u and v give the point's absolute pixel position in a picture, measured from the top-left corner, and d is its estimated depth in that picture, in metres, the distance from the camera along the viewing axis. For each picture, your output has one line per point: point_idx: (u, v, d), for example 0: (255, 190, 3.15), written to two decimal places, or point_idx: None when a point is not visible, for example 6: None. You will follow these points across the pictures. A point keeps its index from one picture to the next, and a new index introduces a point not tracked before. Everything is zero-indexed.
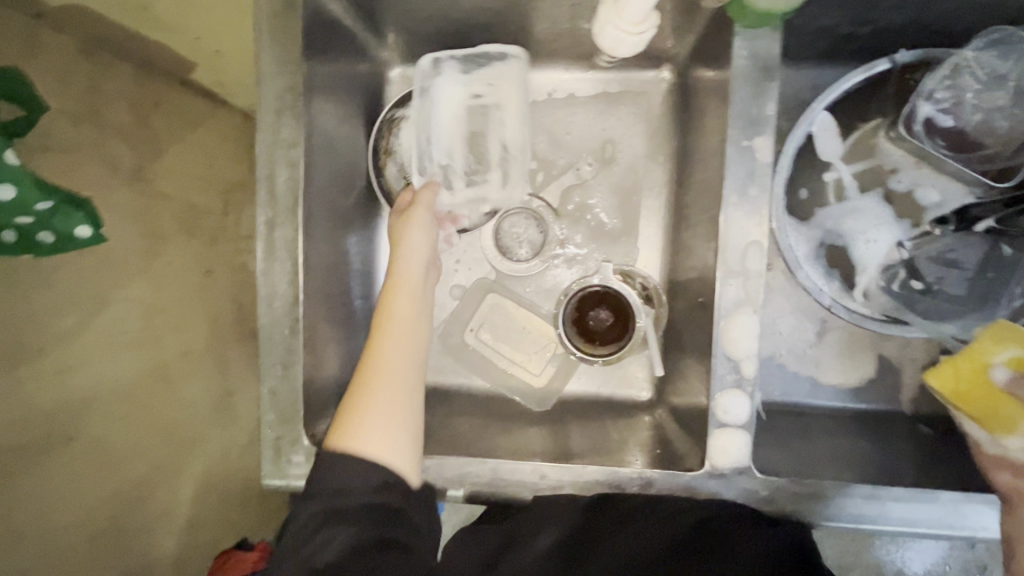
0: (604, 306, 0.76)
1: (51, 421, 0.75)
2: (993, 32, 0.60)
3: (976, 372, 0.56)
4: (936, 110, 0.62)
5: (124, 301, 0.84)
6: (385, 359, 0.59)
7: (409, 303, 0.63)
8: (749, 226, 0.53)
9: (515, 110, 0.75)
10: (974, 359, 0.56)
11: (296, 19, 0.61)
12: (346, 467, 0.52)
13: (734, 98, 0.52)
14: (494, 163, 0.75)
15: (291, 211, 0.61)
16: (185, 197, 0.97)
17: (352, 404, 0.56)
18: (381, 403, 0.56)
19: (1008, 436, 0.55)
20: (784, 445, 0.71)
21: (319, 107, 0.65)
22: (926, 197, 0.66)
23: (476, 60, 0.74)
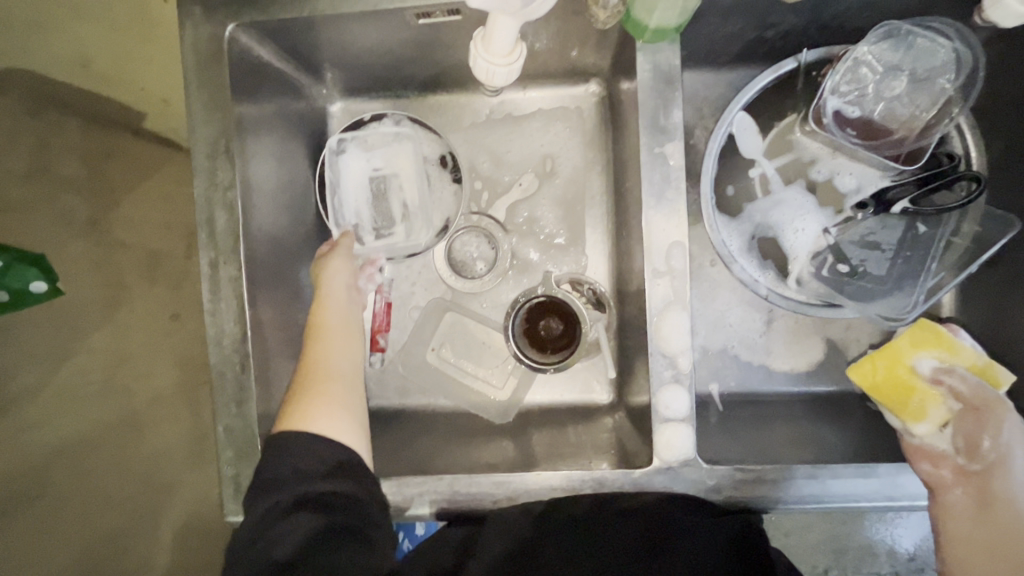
0: (553, 315, 0.79)
1: (14, 481, 0.75)
2: (882, 26, 0.62)
3: (891, 365, 0.62)
4: (843, 103, 0.66)
5: (87, 353, 0.85)
6: (323, 360, 0.63)
7: (338, 312, 0.67)
8: (669, 227, 0.56)
9: (412, 175, 0.79)
10: (889, 354, 0.62)
11: (224, 65, 0.63)
12: (292, 451, 0.54)
13: (641, 109, 0.55)
14: (400, 219, 0.79)
15: (234, 250, 0.63)
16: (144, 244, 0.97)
17: (299, 399, 0.59)
18: (324, 395, 0.59)
19: (919, 423, 0.60)
20: (739, 434, 0.73)
21: (257, 148, 0.67)
22: (844, 184, 0.70)
23: (373, 139, 0.78)
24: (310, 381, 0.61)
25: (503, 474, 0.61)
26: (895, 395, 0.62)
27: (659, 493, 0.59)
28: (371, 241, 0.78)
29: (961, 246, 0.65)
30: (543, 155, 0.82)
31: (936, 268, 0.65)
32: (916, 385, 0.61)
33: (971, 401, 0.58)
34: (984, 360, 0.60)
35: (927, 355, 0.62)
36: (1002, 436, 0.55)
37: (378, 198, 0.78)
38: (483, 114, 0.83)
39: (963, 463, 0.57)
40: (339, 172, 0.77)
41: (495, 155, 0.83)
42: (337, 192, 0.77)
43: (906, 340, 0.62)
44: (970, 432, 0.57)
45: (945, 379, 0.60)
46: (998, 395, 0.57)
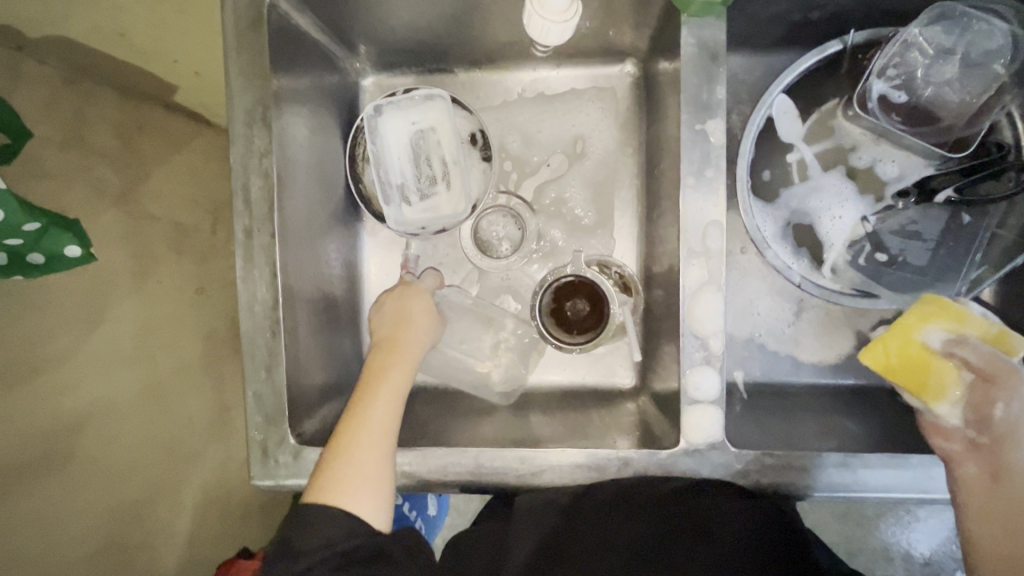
0: (580, 297, 0.78)
1: (50, 437, 0.80)
2: (937, 8, 0.60)
3: (903, 344, 0.59)
4: (889, 87, 0.65)
5: (117, 321, 0.89)
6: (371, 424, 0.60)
7: (403, 378, 0.64)
8: (708, 206, 0.55)
9: (450, 132, 0.80)
10: (900, 333, 0.59)
11: (262, 31, 0.63)
12: (322, 525, 0.54)
13: (685, 84, 0.54)
14: (441, 176, 0.80)
15: (267, 218, 0.63)
16: (173, 219, 0.97)
17: (337, 465, 0.57)
18: (362, 464, 0.57)
19: (940, 403, 0.58)
20: (764, 423, 0.72)
21: (292, 117, 0.67)
22: (886, 171, 0.68)
23: (410, 100, 0.79)
24: (357, 441, 0.58)
25: (527, 450, 0.61)
26: (912, 374, 0.59)
27: (686, 474, 0.59)
28: (416, 198, 0.80)
29: (1009, 240, 0.63)
30: (574, 135, 0.81)
31: (980, 260, 0.64)
32: (931, 361, 0.58)
33: (983, 370, 0.55)
34: (997, 328, 0.57)
35: (937, 327, 0.58)
36: (1010, 408, 0.54)
37: (420, 156, 0.80)
38: (515, 92, 0.82)
39: (972, 436, 0.55)
40: (382, 133, 0.79)
41: (525, 134, 0.82)
42: (382, 153, 0.79)
43: (915, 315, 0.59)
44: (980, 403, 0.55)
45: (957, 350, 0.57)
46: (1009, 363, 0.55)
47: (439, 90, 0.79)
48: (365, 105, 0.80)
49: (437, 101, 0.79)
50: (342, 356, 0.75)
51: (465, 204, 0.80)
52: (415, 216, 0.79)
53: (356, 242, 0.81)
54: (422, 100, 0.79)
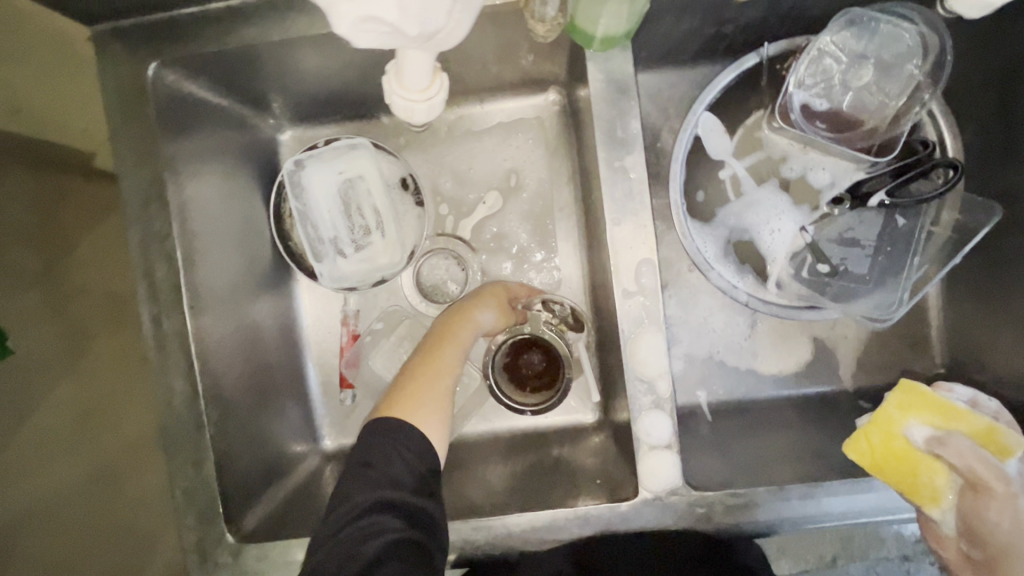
0: (535, 350, 0.74)
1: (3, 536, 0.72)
2: (847, 14, 0.59)
3: (888, 438, 0.55)
4: (810, 96, 0.64)
5: (52, 409, 0.79)
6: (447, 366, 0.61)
7: (472, 337, 0.65)
8: (636, 245, 0.53)
9: (379, 180, 0.77)
10: (881, 424, 0.56)
11: (148, 106, 0.59)
12: (395, 433, 0.53)
13: (597, 122, 0.52)
14: (374, 226, 0.77)
15: (177, 303, 0.59)
16: (102, 288, 0.91)
17: (414, 390, 0.58)
18: (434, 395, 0.58)
19: (933, 508, 0.55)
20: (730, 447, 0.70)
21: (198, 190, 0.63)
22: (818, 179, 0.67)
23: (333, 151, 0.76)
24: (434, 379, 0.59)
25: (481, 517, 0.57)
26: (899, 472, 0.55)
27: (647, 524, 0.56)
28: (351, 250, 0.76)
29: (944, 238, 0.63)
30: (508, 169, 0.79)
31: (918, 262, 0.63)
32: (916, 459, 0.54)
33: (970, 476, 0.53)
34: (986, 424, 0.54)
35: (921, 421, 0.56)
36: (1002, 522, 0.52)
37: (349, 207, 0.76)
38: (442, 131, 0.79)
39: (965, 548, 0.55)
40: (307, 188, 0.75)
41: (457, 173, 0.80)
42: (309, 208, 0.75)
43: (892, 405, 0.57)
44: (970, 513, 0.54)
45: (941, 450, 0.54)
46: (1000, 469, 0.52)
47: (361, 138, 0.76)
48: (285, 160, 0.76)
49: (362, 150, 0.76)
50: (286, 429, 0.71)
51: (404, 251, 0.77)
52: (351, 268, 0.76)
53: (291, 304, 0.77)
54: (344, 150, 0.76)
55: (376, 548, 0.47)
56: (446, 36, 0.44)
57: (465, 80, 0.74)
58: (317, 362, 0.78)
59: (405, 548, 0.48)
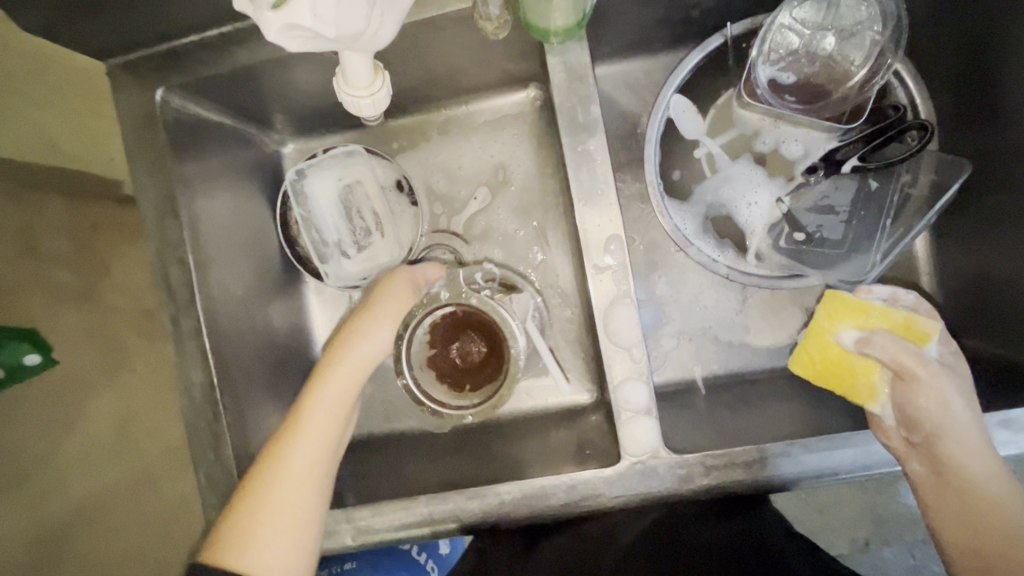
0: (470, 338, 0.63)
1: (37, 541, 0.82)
2: None
3: (825, 347, 0.62)
4: (776, 71, 0.66)
5: (94, 415, 0.91)
6: (295, 456, 0.59)
7: (329, 404, 0.61)
8: (605, 223, 0.56)
9: (375, 182, 0.82)
10: (816, 335, 0.62)
11: (158, 128, 0.65)
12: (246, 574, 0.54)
13: (561, 110, 0.55)
14: (374, 227, 0.82)
15: (191, 304, 0.65)
16: (136, 303, 1.00)
17: (242, 511, 0.57)
18: (269, 509, 0.57)
19: (872, 404, 0.59)
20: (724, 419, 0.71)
21: (208, 201, 0.69)
22: (791, 151, 0.68)
23: (329, 159, 0.81)
24: (266, 493, 0.57)
25: (475, 488, 0.61)
26: (839, 376, 0.61)
27: (633, 489, 0.58)
28: (354, 250, 0.82)
29: (919, 199, 0.64)
30: (496, 164, 0.83)
31: (890, 225, 0.65)
32: (851, 362, 0.60)
33: (895, 367, 0.57)
34: (904, 316, 0.59)
35: (848, 326, 0.60)
36: (930, 404, 0.55)
37: (350, 210, 0.82)
38: (432, 134, 0.84)
39: (905, 435, 0.57)
40: (309, 196, 0.81)
41: (448, 172, 0.84)
42: (313, 214, 0.81)
43: (823, 316, 0.62)
44: (904, 401, 0.57)
45: (868, 349, 0.58)
46: (919, 354, 0.56)
47: (356, 146, 0.81)
48: (288, 171, 0.82)
49: (357, 156, 0.81)
50: None
51: (403, 250, 0.82)
52: (354, 267, 0.82)
53: (301, 305, 0.83)
54: (340, 158, 0.81)
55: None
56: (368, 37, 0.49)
57: (449, 84, 0.78)
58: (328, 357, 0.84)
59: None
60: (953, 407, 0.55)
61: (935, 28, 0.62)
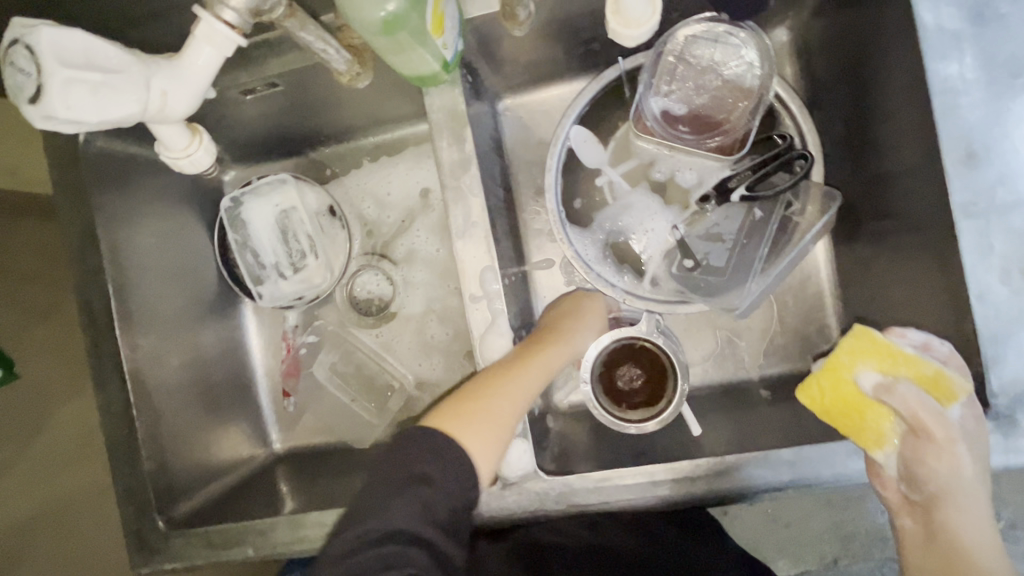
0: (635, 364, 0.70)
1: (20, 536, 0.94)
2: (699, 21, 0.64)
3: (836, 384, 0.58)
4: (668, 102, 0.68)
5: (54, 429, 0.99)
6: (526, 382, 0.56)
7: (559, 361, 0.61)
8: (479, 254, 0.59)
9: (309, 207, 0.86)
10: (832, 371, 0.58)
11: (81, 163, 0.70)
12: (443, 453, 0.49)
13: (439, 148, 0.59)
14: (309, 250, 0.86)
15: (112, 328, 0.70)
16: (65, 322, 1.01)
17: (479, 404, 0.53)
18: (506, 410, 0.54)
19: (876, 452, 0.56)
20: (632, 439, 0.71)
21: (133, 231, 0.74)
22: (686, 179, 0.71)
23: (263, 187, 0.86)
24: (504, 392, 0.55)
25: None
26: (847, 416, 0.57)
27: (509, 510, 0.60)
28: (289, 271, 0.86)
29: (801, 228, 0.67)
30: (421, 189, 0.87)
31: (767, 254, 0.68)
32: (863, 405, 0.56)
33: (914, 422, 0.55)
34: (934, 369, 0.53)
35: (870, 367, 0.57)
36: (940, 466, 0.54)
37: (286, 234, 0.86)
38: (363, 162, 0.88)
39: (905, 490, 0.57)
40: (246, 221, 0.86)
41: (377, 198, 0.88)
42: (251, 239, 0.86)
43: (844, 351, 0.58)
44: (910, 457, 0.56)
45: (887, 396, 0.55)
46: (942, 418, 0.53)
47: (286, 174, 0.85)
48: (223, 198, 0.86)
49: (288, 184, 0.85)
50: (230, 432, 0.82)
51: (337, 271, 0.86)
52: (289, 287, 0.86)
53: (238, 324, 0.88)
54: (273, 185, 0.85)
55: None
56: (159, 109, 0.56)
57: (372, 116, 0.82)
58: (264, 373, 0.89)
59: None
60: (963, 477, 0.54)
61: (829, 57, 0.66)
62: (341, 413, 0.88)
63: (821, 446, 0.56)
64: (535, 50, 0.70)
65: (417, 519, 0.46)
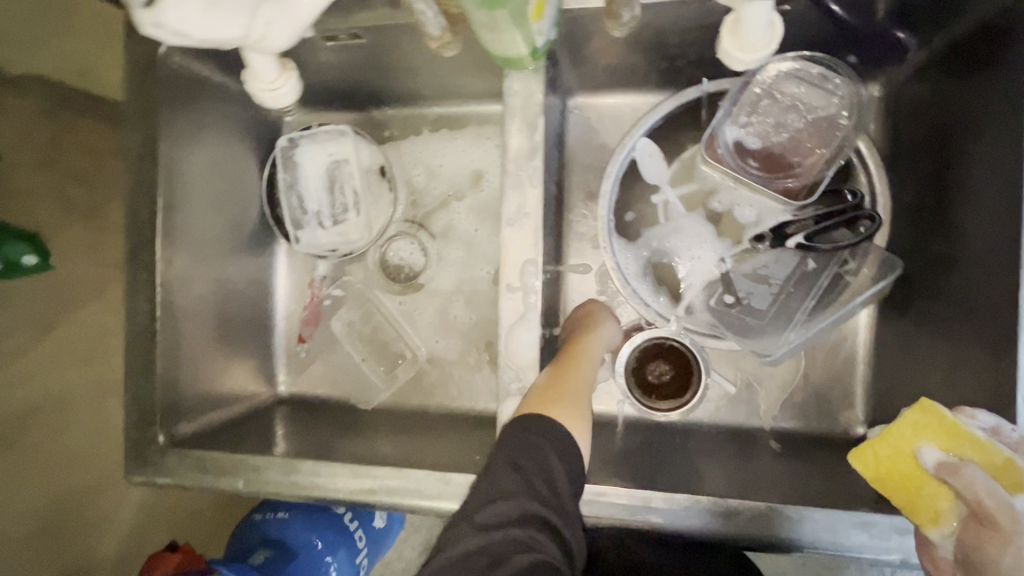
0: (661, 360, 0.69)
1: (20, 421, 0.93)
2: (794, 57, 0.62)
3: (894, 454, 0.54)
4: (743, 133, 0.66)
5: (74, 324, 0.99)
6: (581, 372, 0.59)
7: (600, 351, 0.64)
8: (526, 245, 0.58)
9: (361, 163, 0.87)
10: (890, 440, 0.54)
11: (155, 74, 0.70)
12: (535, 438, 0.50)
13: (509, 132, 0.58)
14: (352, 205, 0.87)
15: (152, 239, 0.70)
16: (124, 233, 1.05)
17: (552, 390, 0.55)
18: (577, 394, 0.56)
19: (931, 529, 0.52)
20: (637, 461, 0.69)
21: (188, 149, 0.74)
22: (744, 215, 0.69)
23: (320, 135, 0.86)
24: (569, 381, 0.57)
25: (362, 467, 0.65)
26: (901, 490, 0.53)
27: None
28: (327, 222, 0.87)
29: (853, 288, 0.64)
30: (473, 169, 0.87)
31: (813, 306, 0.66)
32: (921, 481, 0.52)
33: (976, 508, 0.50)
34: (1004, 458, 0.50)
35: (933, 444, 0.53)
36: (1004, 559, 0.47)
37: (332, 184, 0.87)
38: (422, 130, 0.88)
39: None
40: (298, 164, 0.87)
41: (429, 167, 0.88)
42: (299, 182, 0.87)
43: (907, 423, 0.54)
44: (970, 543, 0.50)
45: (951, 479, 0.51)
46: (1012, 507, 0.48)
47: (344, 126, 0.86)
48: (281, 137, 0.87)
49: (344, 136, 0.86)
50: (239, 365, 0.83)
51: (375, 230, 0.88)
52: (326, 238, 0.87)
53: (269, 263, 0.89)
54: (331, 134, 0.86)
55: (528, 564, 0.45)
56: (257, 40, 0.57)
57: (441, 88, 0.82)
58: (284, 315, 0.90)
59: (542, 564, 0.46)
60: None
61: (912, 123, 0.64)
62: (349, 371, 0.88)
63: (827, 509, 0.54)
64: (620, 54, 0.68)
65: (537, 504, 0.47)
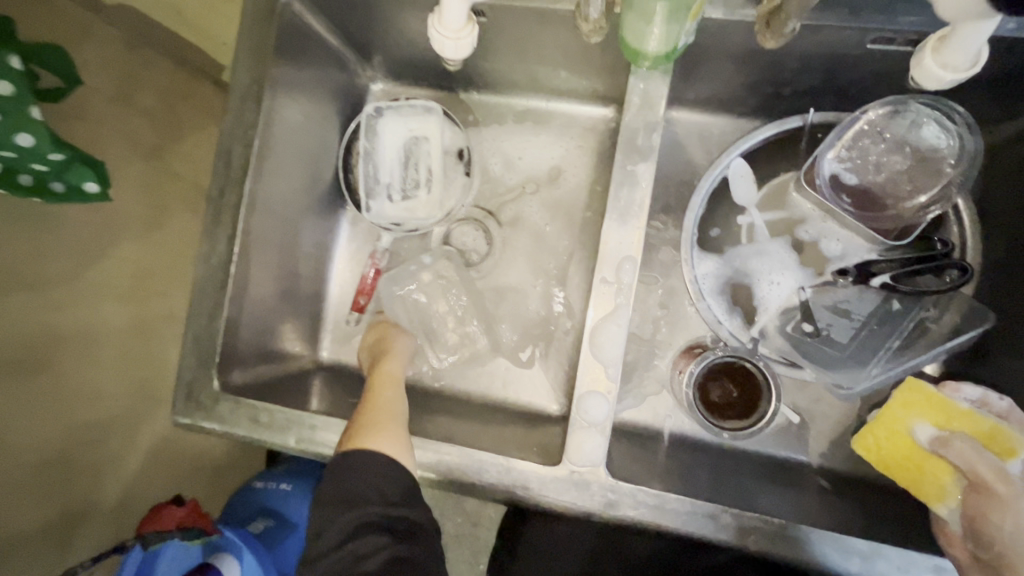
0: (727, 380, 0.68)
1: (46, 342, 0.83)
2: (897, 100, 0.63)
3: (892, 434, 0.59)
4: (841, 168, 0.67)
5: (119, 259, 0.94)
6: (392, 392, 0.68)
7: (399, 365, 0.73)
8: (626, 241, 0.58)
9: (441, 143, 0.86)
10: (886, 422, 0.60)
11: (272, 21, 0.70)
12: (370, 471, 0.56)
13: (625, 129, 0.59)
14: (425, 182, 0.87)
15: (241, 182, 0.70)
16: (193, 177, 1.08)
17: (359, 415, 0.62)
18: (381, 417, 0.62)
19: (938, 506, 0.56)
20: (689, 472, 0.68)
21: (288, 100, 0.74)
22: (829, 248, 0.70)
23: (404, 110, 0.85)
24: (377, 401, 0.65)
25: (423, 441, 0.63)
26: (905, 468, 0.59)
27: (563, 502, 0.58)
28: (397, 195, 0.86)
29: (935, 334, 0.66)
30: (551, 166, 0.87)
31: (896, 346, 0.67)
32: (920, 457, 0.57)
33: (972, 478, 0.53)
34: (990, 425, 0.55)
35: (925, 421, 0.58)
36: (1006, 525, 0.51)
37: (409, 159, 0.87)
38: (507, 119, 0.88)
39: (972, 549, 0.53)
40: (377, 134, 0.86)
41: (507, 157, 0.88)
42: (376, 152, 0.86)
43: (897, 403, 0.59)
44: (973, 517, 0.53)
45: (942, 450, 0.55)
46: (1001, 468, 0.52)
47: (433, 104, 0.85)
48: (367, 105, 0.86)
49: (429, 115, 0.86)
50: (293, 324, 0.82)
51: (442, 212, 0.86)
52: (394, 211, 0.86)
53: (334, 227, 0.88)
54: (417, 110, 0.86)
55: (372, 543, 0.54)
56: None
57: (537, 81, 0.83)
58: (339, 281, 0.89)
59: (399, 562, 0.54)
60: None
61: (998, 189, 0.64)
62: None
63: (901, 549, 0.55)
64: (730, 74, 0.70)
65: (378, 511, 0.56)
